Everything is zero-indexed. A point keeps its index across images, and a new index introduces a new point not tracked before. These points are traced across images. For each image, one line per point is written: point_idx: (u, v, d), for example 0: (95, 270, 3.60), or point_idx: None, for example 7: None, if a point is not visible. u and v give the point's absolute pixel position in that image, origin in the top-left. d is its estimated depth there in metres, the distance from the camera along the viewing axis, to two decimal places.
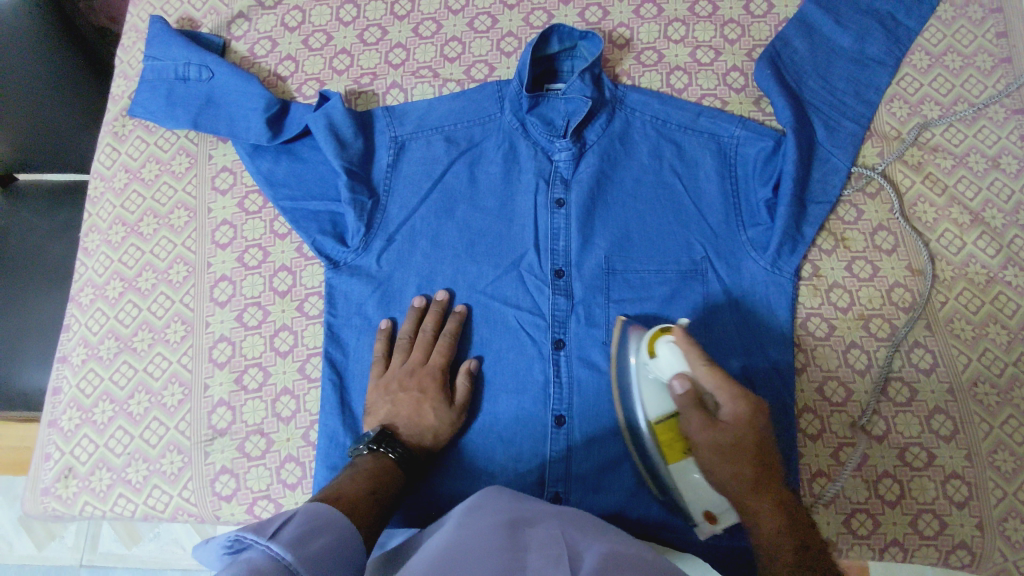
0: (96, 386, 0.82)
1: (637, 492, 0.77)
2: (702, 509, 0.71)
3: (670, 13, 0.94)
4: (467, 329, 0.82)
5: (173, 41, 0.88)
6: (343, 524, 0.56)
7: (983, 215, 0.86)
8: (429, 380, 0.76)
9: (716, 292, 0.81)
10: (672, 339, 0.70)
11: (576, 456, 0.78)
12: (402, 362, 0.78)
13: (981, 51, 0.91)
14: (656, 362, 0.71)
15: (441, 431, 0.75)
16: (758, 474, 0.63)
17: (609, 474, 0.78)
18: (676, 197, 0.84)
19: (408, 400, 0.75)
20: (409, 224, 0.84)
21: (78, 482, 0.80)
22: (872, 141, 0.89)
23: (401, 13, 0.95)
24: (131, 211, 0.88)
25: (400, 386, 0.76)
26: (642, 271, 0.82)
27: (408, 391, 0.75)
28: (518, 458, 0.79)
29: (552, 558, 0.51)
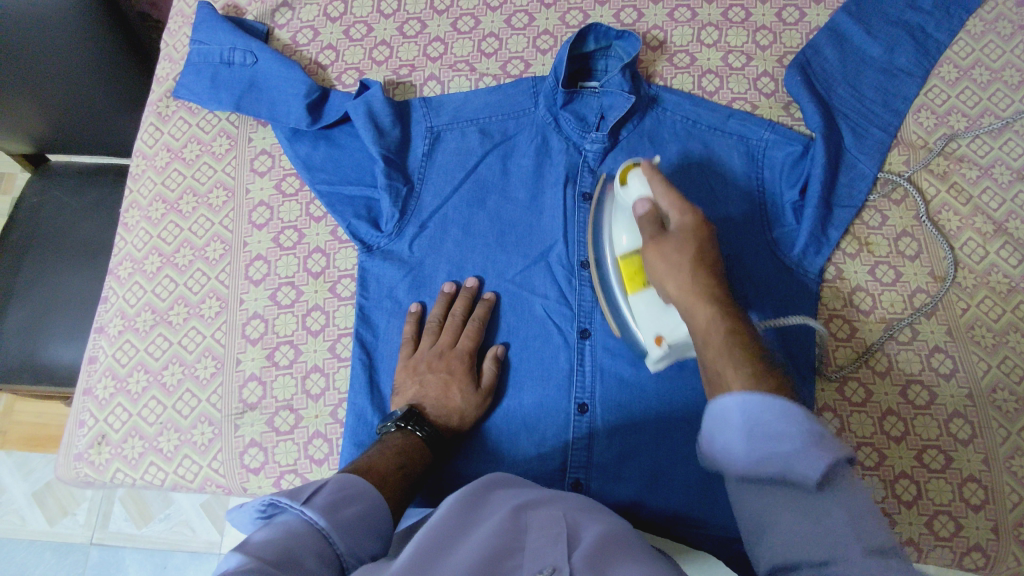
0: (131, 356, 0.84)
1: (656, 481, 0.79)
2: (655, 333, 0.72)
3: (704, 18, 0.96)
4: (494, 317, 0.84)
5: (220, 26, 0.91)
6: (371, 491, 0.56)
7: (1006, 226, 0.87)
8: (457, 363, 0.78)
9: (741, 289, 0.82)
10: (640, 170, 0.72)
11: (598, 444, 0.80)
12: (431, 345, 0.79)
13: (1009, 66, 0.93)
14: (626, 191, 0.73)
15: (466, 413, 0.76)
16: (710, 268, 0.61)
17: (630, 463, 0.79)
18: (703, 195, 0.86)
19: (437, 381, 0.76)
20: (441, 212, 0.86)
21: (110, 449, 0.81)
22: (899, 149, 0.91)
23: (440, 8, 0.97)
24: (171, 189, 0.90)
25: (428, 367, 0.78)
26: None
27: (436, 372, 0.77)
28: (540, 443, 0.80)
29: (552, 537, 0.52)
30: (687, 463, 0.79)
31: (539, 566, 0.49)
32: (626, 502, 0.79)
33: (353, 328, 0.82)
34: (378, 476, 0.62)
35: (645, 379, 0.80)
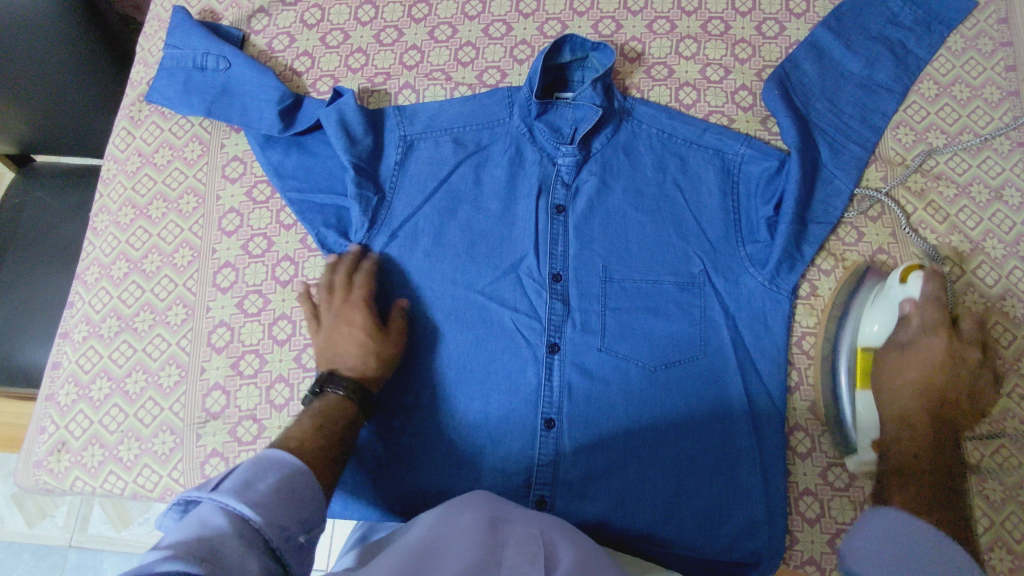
0: (95, 363, 0.83)
1: (620, 500, 0.78)
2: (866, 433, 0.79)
3: (683, 30, 0.96)
4: (456, 327, 0.83)
5: (194, 31, 0.90)
6: (289, 459, 0.55)
7: (983, 245, 0.86)
8: (357, 313, 0.77)
9: (712, 305, 0.82)
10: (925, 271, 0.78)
11: (564, 460, 0.79)
12: (332, 306, 0.79)
13: (989, 83, 0.92)
14: (906, 289, 0.78)
15: (384, 355, 0.76)
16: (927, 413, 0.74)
17: (596, 480, 0.78)
18: (677, 210, 0.85)
19: (347, 336, 0.76)
20: (412, 223, 0.85)
21: (71, 457, 0.81)
22: (877, 166, 0.90)
23: (418, 16, 0.97)
24: (141, 195, 0.90)
25: (336, 326, 0.77)
26: (640, 282, 0.83)
27: (345, 327, 0.77)
28: (507, 458, 0.79)
29: (530, 556, 0.54)
30: (654, 481, 0.78)
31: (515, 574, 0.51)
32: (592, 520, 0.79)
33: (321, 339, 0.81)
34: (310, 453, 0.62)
35: (613, 395, 0.80)
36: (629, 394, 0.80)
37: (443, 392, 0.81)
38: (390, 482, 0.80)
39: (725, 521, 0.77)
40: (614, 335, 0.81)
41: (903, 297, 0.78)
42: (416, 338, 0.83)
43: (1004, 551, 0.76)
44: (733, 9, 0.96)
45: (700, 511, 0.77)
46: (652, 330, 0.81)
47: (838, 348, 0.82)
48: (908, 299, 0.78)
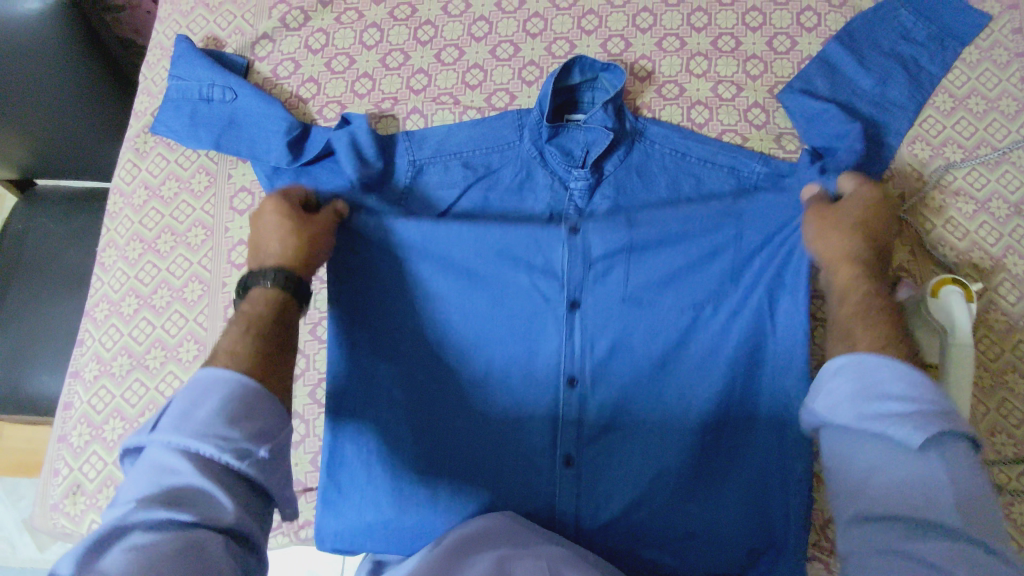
0: (107, 403, 0.82)
1: (637, 533, 0.79)
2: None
3: (693, 47, 0.94)
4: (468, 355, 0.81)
5: (198, 62, 0.89)
6: (225, 376, 0.57)
7: (1004, 262, 0.85)
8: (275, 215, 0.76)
9: (733, 332, 0.79)
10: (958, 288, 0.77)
11: (584, 487, 0.80)
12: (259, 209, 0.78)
13: (1005, 95, 0.91)
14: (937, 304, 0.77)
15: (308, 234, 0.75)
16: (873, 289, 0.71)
17: (617, 506, 0.79)
18: (700, 230, 0.78)
19: (271, 232, 0.75)
20: (412, 245, 0.80)
21: (86, 499, 0.80)
22: (893, 182, 0.89)
23: (423, 39, 0.95)
24: (149, 229, 0.88)
25: (262, 221, 0.77)
26: (660, 308, 0.80)
27: (268, 226, 0.76)
28: (530, 497, 0.80)
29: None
30: (672, 504, 0.79)
31: None
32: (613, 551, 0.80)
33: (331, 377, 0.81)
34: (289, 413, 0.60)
35: (631, 422, 0.80)
36: (646, 422, 0.80)
37: (459, 423, 0.81)
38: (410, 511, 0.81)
39: (740, 552, 0.79)
40: (633, 364, 0.80)
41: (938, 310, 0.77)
42: (428, 366, 0.81)
43: None
44: (744, 24, 0.95)
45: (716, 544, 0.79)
46: (671, 360, 0.80)
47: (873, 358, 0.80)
48: (942, 314, 0.77)
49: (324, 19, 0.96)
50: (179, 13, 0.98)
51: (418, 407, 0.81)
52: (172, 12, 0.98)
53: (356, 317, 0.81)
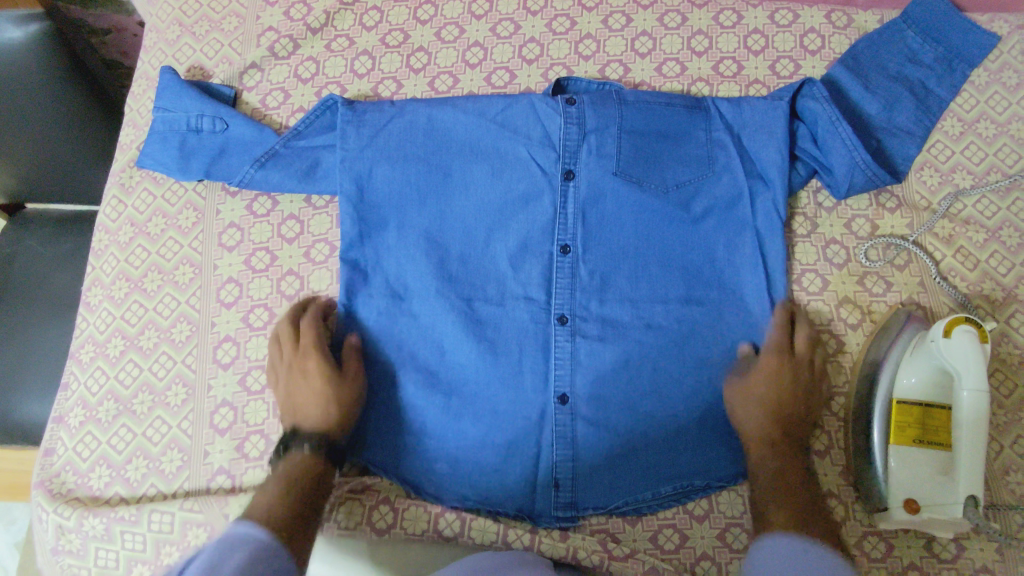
0: (93, 449, 0.80)
1: (628, 373, 0.81)
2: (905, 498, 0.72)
3: (694, 72, 0.92)
4: (465, 303, 0.83)
5: (186, 92, 0.86)
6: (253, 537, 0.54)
7: (1017, 292, 0.82)
8: (307, 358, 0.76)
9: (714, 215, 0.84)
10: (971, 330, 0.71)
11: (581, 438, 0.80)
12: (281, 352, 0.78)
13: (1015, 119, 0.88)
14: (948, 346, 0.71)
15: (342, 401, 0.75)
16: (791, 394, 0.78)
17: (616, 457, 0.80)
18: (685, 114, 0.86)
19: (304, 386, 0.76)
20: (418, 122, 0.85)
21: (72, 551, 0.77)
22: (902, 211, 0.86)
23: (417, 66, 0.93)
24: (135, 267, 0.86)
25: (288, 380, 0.77)
26: (647, 182, 0.84)
27: (297, 372, 0.76)
28: (519, 373, 0.81)
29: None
30: (670, 455, 0.80)
31: None
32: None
33: (342, 272, 0.82)
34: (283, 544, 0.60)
35: (624, 368, 0.81)
36: (639, 368, 0.81)
37: (454, 379, 0.82)
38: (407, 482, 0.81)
39: (728, 447, 0.80)
40: (618, 218, 0.84)
41: (944, 351, 0.71)
42: (424, 324, 0.82)
43: None
44: (746, 48, 0.92)
45: (707, 440, 0.80)
46: (658, 227, 0.84)
47: (873, 397, 0.76)
48: (952, 359, 0.71)
49: (314, 47, 0.94)
50: (165, 43, 0.95)
51: (420, 273, 0.83)
52: (158, 41, 0.95)
53: (359, 214, 0.83)
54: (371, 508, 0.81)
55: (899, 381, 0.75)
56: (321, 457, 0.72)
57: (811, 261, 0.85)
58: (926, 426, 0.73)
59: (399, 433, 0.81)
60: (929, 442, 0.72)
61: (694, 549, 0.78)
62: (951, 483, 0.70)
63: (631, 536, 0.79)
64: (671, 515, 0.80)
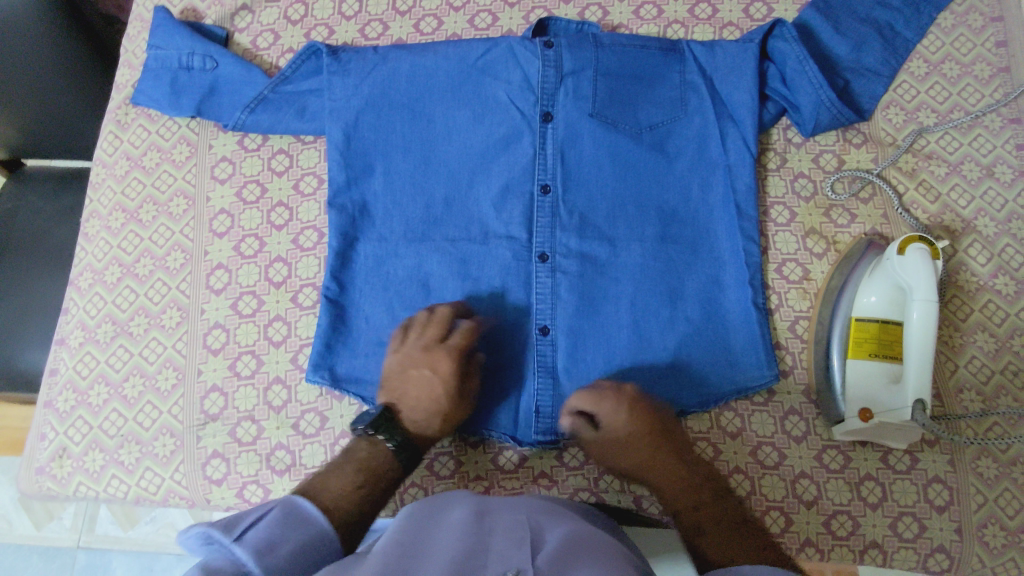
0: (92, 369, 0.84)
1: (605, 308, 0.82)
2: (860, 408, 0.77)
3: (670, 15, 0.95)
4: (450, 240, 0.85)
5: (177, 31, 0.89)
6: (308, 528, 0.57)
7: (975, 223, 0.86)
8: (444, 359, 0.75)
9: (688, 155, 0.85)
10: (927, 249, 0.76)
11: (563, 368, 0.82)
12: (419, 340, 0.76)
13: (979, 60, 0.92)
14: (903, 264, 0.76)
15: (445, 415, 0.75)
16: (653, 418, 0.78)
17: (596, 387, 0.81)
18: (660, 57, 0.87)
19: (425, 381, 0.75)
20: (400, 69, 0.86)
21: (73, 462, 0.81)
22: (867, 146, 0.90)
23: (402, 9, 0.96)
24: (131, 199, 0.90)
25: (411, 365, 0.76)
26: (622, 124, 0.85)
27: (411, 370, 0.75)
28: (501, 309, 0.83)
29: (515, 543, 0.49)
30: (649, 385, 0.81)
31: (503, 567, 0.46)
32: (578, 494, 0.81)
33: (330, 217, 0.84)
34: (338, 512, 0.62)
35: (605, 302, 0.82)
36: (619, 302, 0.82)
37: None
38: None
39: (703, 378, 0.81)
40: (596, 159, 0.85)
41: (902, 270, 0.76)
42: (410, 261, 0.84)
43: (998, 526, 0.76)
44: None
45: (687, 372, 0.81)
46: (634, 167, 0.85)
47: (836, 315, 0.80)
48: (909, 276, 0.75)
49: None
50: None
51: (406, 218, 0.85)
52: None
53: (345, 155, 0.85)
54: (332, 444, 0.80)
55: (861, 299, 0.79)
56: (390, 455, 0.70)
57: (780, 194, 0.89)
58: (883, 341, 0.77)
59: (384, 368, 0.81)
60: (885, 355, 0.76)
61: None
62: (903, 390, 0.75)
63: None
64: None
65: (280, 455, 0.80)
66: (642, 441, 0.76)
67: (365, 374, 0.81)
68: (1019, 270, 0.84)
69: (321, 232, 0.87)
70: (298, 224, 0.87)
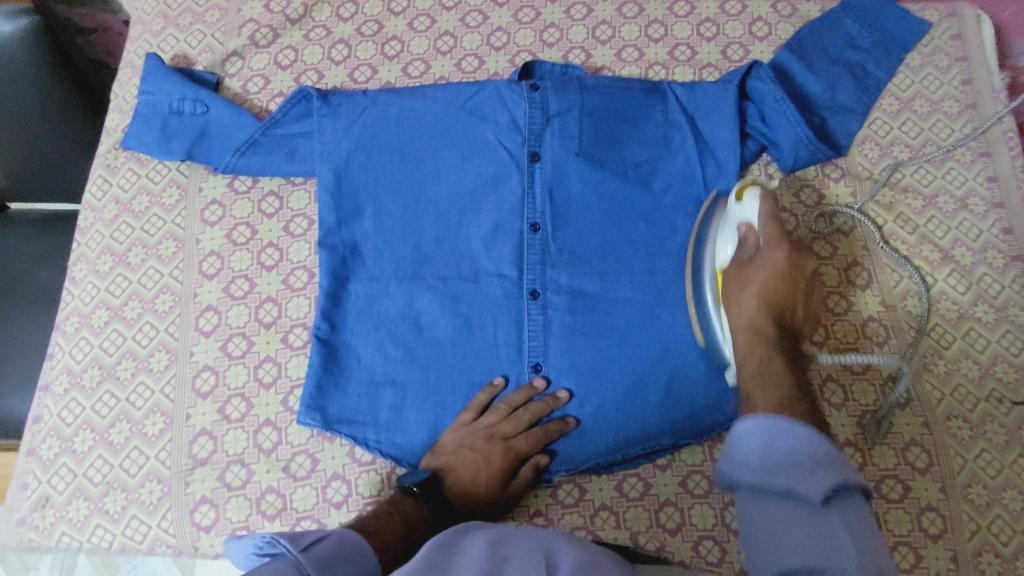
0: (77, 415, 0.82)
1: (596, 343, 0.83)
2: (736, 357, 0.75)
3: (650, 57, 0.98)
4: (441, 279, 0.85)
5: (168, 77, 0.91)
6: (355, 549, 0.56)
7: (952, 253, 0.89)
8: (498, 452, 0.77)
9: (672, 192, 0.88)
10: (757, 189, 0.76)
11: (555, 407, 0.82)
12: (488, 425, 0.78)
13: (947, 97, 0.96)
14: (740, 208, 0.77)
15: (486, 497, 0.76)
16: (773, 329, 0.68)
17: (588, 423, 0.81)
18: (642, 98, 0.89)
19: (473, 465, 0.76)
20: (390, 112, 0.88)
21: (55, 512, 0.79)
22: (846, 180, 0.92)
23: (390, 53, 0.98)
24: (120, 242, 0.90)
25: (466, 445, 0.77)
26: (608, 163, 0.87)
27: (467, 450, 0.77)
28: (493, 347, 0.83)
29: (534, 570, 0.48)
30: (642, 420, 0.81)
31: None
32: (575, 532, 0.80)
33: (321, 257, 0.85)
34: (380, 540, 0.64)
35: (595, 337, 0.83)
36: (609, 337, 0.83)
37: (431, 353, 0.83)
38: (388, 456, 0.80)
39: (693, 411, 0.81)
40: (583, 198, 0.87)
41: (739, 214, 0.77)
42: (402, 300, 0.84)
43: (993, 554, 0.77)
44: (699, 34, 0.99)
45: (677, 407, 0.81)
46: (620, 205, 0.87)
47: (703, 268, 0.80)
48: (745, 220, 0.75)
49: (293, 36, 0.99)
50: (151, 34, 1.00)
51: (397, 257, 0.86)
52: (143, 32, 1.00)
53: (335, 196, 0.86)
54: (324, 486, 0.79)
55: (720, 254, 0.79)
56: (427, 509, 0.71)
57: None
58: None
59: (375, 408, 0.81)
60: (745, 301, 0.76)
61: (657, 496, 0.81)
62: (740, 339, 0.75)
63: (597, 486, 0.82)
64: (636, 467, 0.82)
65: (271, 499, 0.79)
66: (776, 281, 0.69)
67: (357, 415, 0.80)
68: (997, 297, 0.86)
69: (312, 272, 0.87)
70: (288, 264, 0.88)
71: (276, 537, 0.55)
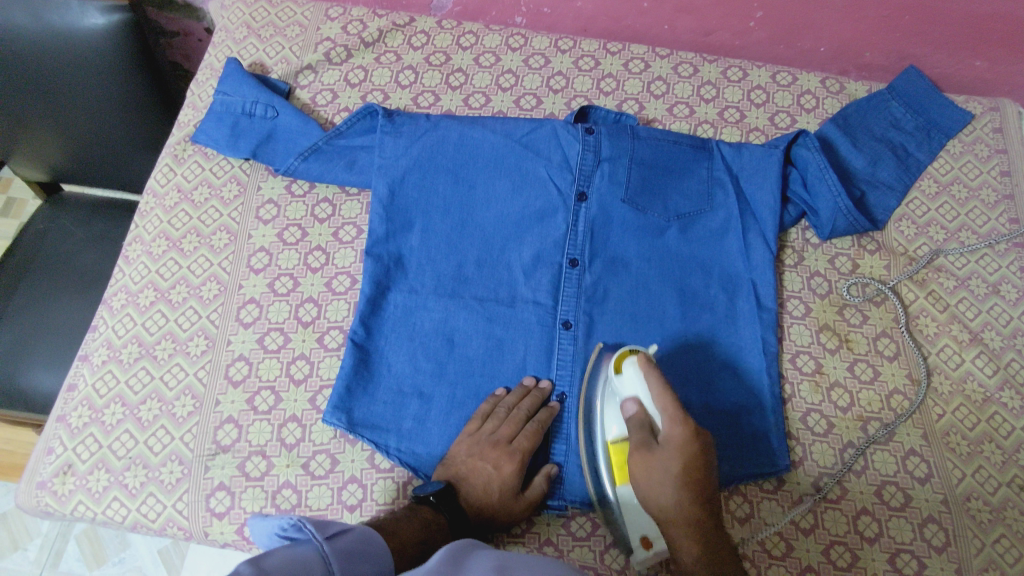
0: (111, 387, 0.84)
1: None
2: (642, 532, 0.76)
3: (701, 115, 1.02)
4: (476, 299, 0.87)
5: (246, 81, 0.96)
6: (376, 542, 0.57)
7: (982, 336, 0.90)
8: (509, 460, 0.78)
9: (708, 245, 0.90)
10: (636, 361, 0.75)
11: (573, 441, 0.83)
12: (496, 432, 0.79)
13: (985, 185, 0.98)
14: (621, 381, 0.77)
15: (503, 508, 0.76)
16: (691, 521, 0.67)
17: None
18: (690, 153, 0.93)
19: (485, 473, 0.77)
20: (449, 136, 0.92)
21: (76, 480, 0.80)
22: (881, 254, 0.95)
23: (454, 84, 1.03)
24: (176, 228, 0.94)
25: (477, 453, 0.78)
26: (651, 210, 0.90)
27: (478, 459, 0.78)
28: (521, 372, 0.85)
29: None
30: None
31: None
32: (584, 568, 0.78)
33: (366, 264, 0.87)
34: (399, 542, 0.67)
35: None
36: None
37: (460, 370, 0.85)
38: (405, 466, 0.80)
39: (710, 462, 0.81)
40: (623, 241, 0.90)
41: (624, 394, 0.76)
42: (438, 315, 0.86)
43: None
44: (749, 99, 1.03)
45: None
46: (659, 251, 0.89)
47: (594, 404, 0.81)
48: (631, 396, 0.75)
49: (365, 58, 1.05)
50: (233, 41, 1.06)
51: (438, 273, 0.89)
52: (226, 39, 1.06)
53: (386, 209, 0.90)
54: (340, 488, 0.80)
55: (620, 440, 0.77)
56: (442, 515, 0.73)
57: (796, 289, 0.92)
58: None
59: (399, 417, 0.82)
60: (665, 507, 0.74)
61: None
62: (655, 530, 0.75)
63: None
64: None
65: (286, 493, 0.79)
66: (691, 466, 0.68)
67: (381, 421, 0.82)
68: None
69: (355, 278, 0.90)
70: (334, 268, 0.91)
71: (301, 518, 0.56)
